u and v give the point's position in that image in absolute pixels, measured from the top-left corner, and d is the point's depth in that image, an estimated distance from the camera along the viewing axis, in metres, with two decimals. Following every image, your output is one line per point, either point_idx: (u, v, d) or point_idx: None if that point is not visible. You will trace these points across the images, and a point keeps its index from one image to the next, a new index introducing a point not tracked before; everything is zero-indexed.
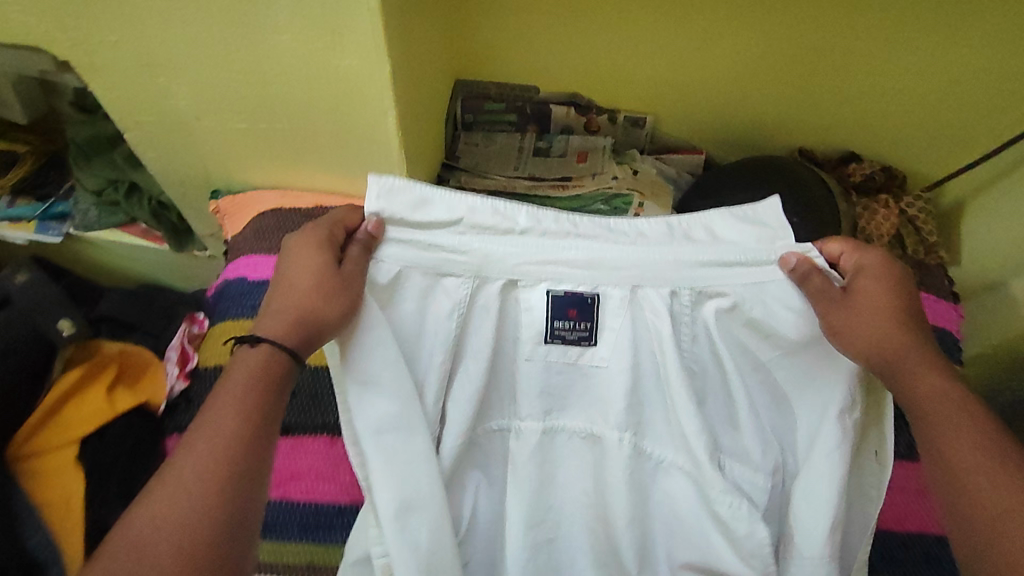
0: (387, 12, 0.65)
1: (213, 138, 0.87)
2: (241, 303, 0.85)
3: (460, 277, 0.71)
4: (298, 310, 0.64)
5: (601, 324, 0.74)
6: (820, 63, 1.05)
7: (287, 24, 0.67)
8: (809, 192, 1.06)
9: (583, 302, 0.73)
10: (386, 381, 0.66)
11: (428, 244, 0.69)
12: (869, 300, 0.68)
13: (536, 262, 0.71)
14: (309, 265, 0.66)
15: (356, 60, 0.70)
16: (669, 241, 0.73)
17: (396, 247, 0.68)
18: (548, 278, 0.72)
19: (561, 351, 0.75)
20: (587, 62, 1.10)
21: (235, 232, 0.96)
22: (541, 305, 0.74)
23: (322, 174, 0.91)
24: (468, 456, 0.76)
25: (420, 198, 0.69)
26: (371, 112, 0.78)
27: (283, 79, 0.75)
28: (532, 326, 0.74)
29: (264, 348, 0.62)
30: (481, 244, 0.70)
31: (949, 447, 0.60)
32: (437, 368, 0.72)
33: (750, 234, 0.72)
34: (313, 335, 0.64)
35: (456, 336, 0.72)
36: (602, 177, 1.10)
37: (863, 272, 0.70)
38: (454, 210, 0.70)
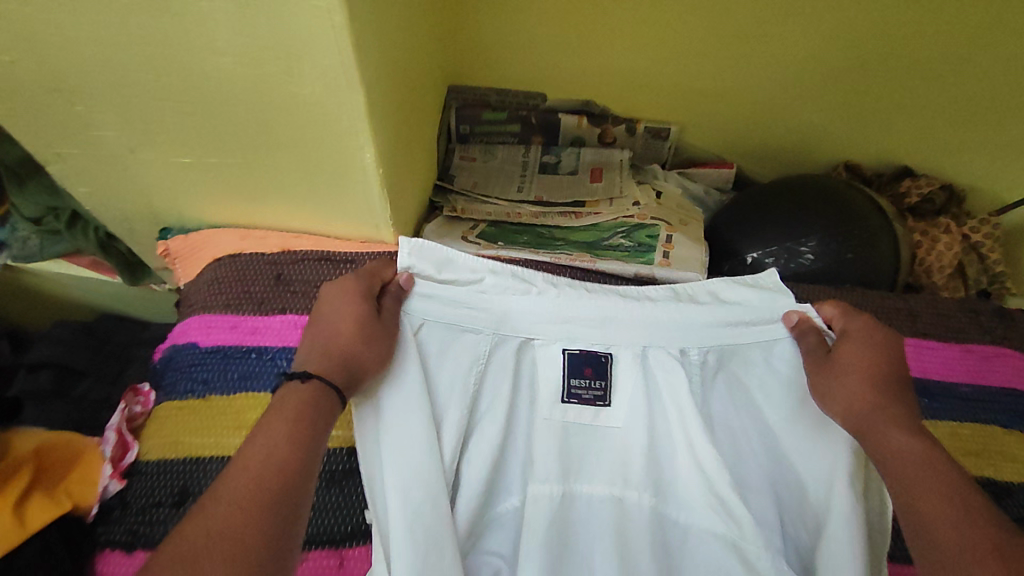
0: (359, 28, 0.50)
1: (155, 172, 0.72)
2: (189, 376, 0.72)
3: (481, 333, 0.66)
4: (338, 353, 0.58)
5: (615, 385, 0.68)
6: (875, 64, 0.90)
7: (229, 43, 0.51)
8: (868, 217, 0.88)
9: (598, 361, 0.68)
10: (406, 452, 0.59)
11: (450, 301, 0.65)
12: (847, 358, 0.61)
13: (552, 322, 0.68)
14: (347, 309, 0.61)
15: (322, 90, 0.54)
16: (675, 304, 0.68)
17: (428, 302, 0.65)
18: (561, 336, 0.68)
19: (581, 413, 0.68)
20: (603, 65, 0.95)
21: (190, 279, 0.82)
22: (557, 367, 0.68)
23: (288, 213, 0.76)
24: (481, 531, 0.67)
25: (443, 258, 0.66)
26: (344, 149, 0.62)
27: (231, 109, 0.59)
28: (548, 385, 0.69)
29: (314, 387, 0.55)
30: (502, 301, 0.67)
31: (920, 509, 0.51)
32: (450, 429, 0.64)
33: (755, 296, 0.68)
34: (353, 378, 0.58)
35: (473, 396, 0.66)
36: (621, 203, 0.93)
37: (847, 333, 0.63)
38: (477, 269, 0.66)
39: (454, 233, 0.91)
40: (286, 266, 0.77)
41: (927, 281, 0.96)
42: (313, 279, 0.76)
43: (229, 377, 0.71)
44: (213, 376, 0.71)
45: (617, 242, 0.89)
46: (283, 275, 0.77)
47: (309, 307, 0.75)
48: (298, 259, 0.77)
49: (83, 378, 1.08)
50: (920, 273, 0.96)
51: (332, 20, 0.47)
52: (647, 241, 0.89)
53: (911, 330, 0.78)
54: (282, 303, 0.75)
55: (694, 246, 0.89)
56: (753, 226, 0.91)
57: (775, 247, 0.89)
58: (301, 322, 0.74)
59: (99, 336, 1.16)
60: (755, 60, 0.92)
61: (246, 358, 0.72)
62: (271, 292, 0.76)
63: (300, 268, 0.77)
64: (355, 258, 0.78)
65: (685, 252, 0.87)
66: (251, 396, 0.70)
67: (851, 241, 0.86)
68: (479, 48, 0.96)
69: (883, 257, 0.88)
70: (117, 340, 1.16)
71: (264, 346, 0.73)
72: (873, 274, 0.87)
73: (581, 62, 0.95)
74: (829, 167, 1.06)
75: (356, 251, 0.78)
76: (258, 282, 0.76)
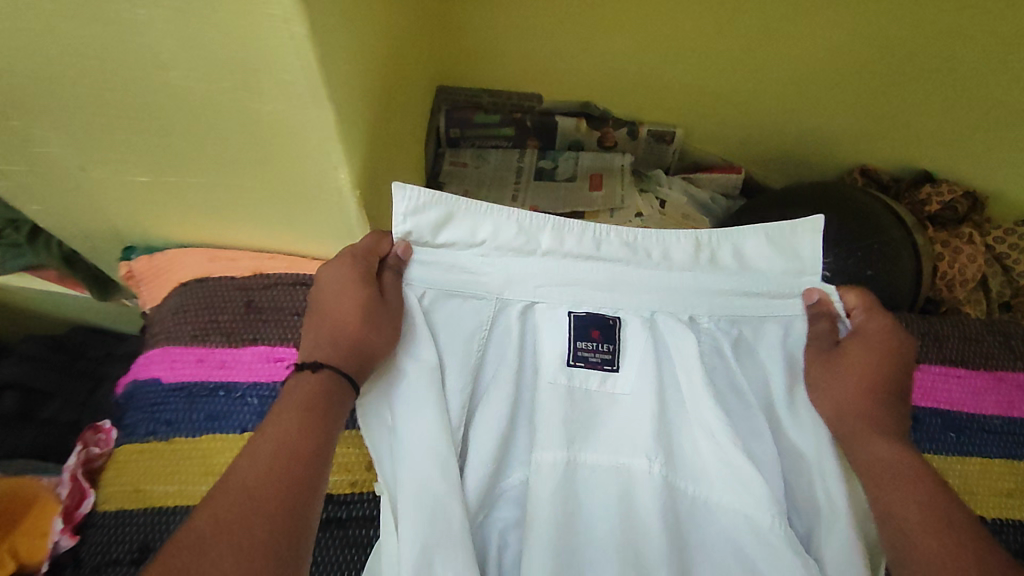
0: (323, 40, 0.43)
1: (111, 191, 0.65)
2: (152, 416, 0.67)
3: (482, 298, 0.58)
4: (343, 338, 0.53)
5: (625, 349, 0.60)
6: (896, 63, 0.84)
7: (175, 57, 0.44)
8: (889, 231, 0.81)
9: (607, 324, 0.60)
10: (400, 439, 0.53)
11: (446, 265, 0.58)
12: (858, 354, 0.59)
13: (558, 287, 0.59)
14: (343, 294, 0.55)
15: (285, 107, 0.48)
16: (694, 264, 0.60)
17: (423, 267, 0.57)
18: (566, 297, 0.59)
19: (587, 378, 0.59)
20: (604, 64, 0.88)
21: (156, 302, 0.76)
22: (560, 329, 0.59)
23: (260, 233, 0.69)
24: (485, 500, 0.57)
25: (444, 213, 0.56)
26: (315, 172, 0.56)
27: (185, 127, 0.52)
28: (552, 347, 0.59)
29: (322, 377, 0.52)
30: (503, 264, 0.58)
31: (895, 510, 0.52)
32: (455, 395, 0.57)
33: (780, 267, 0.61)
34: (364, 366, 0.53)
35: (477, 358, 0.58)
36: (622, 214, 0.88)
37: (861, 332, 0.61)
38: (477, 226, 0.57)
39: None
40: (258, 292, 0.72)
41: (948, 296, 0.89)
42: (286, 307, 0.71)
43: (194, 418, 0.66)
44: (177, 416, 0.66)
45: None
46: (255, 301, 0.71)
47: (281, 338, 0.70)
48: (269, 286, 0.72)
49: (50, 400, 1.01)
50: (940, 286, 0.89)
51: (289, 32, 0.40)
52: None
53: (936, 357, 0.72)
54: (253, 333, 0.70)
55: None
56: None
57: None
58: (272, 355, 0.69)
59: (71, 351, 1.09)
60: (768, 59, 0.86)
61: (213, 396, 0.67)
62: (240, 322, 0.71)
63: (270, 294, 0.72)
64: None
65: None
66: (218, 438, 0.66)
67: (868, 256, 0.80)
68: (470, 45, 0.89)
69: (906, 273, 0.81)
70: (88, 355, 1.09)
71: (232, 382, 0.68)
72: (894, 290, 0.81)
73: (580, 62, 0.88)
74: (843, 172, 1.00)
75: None
76: (228, 310, 0.71)
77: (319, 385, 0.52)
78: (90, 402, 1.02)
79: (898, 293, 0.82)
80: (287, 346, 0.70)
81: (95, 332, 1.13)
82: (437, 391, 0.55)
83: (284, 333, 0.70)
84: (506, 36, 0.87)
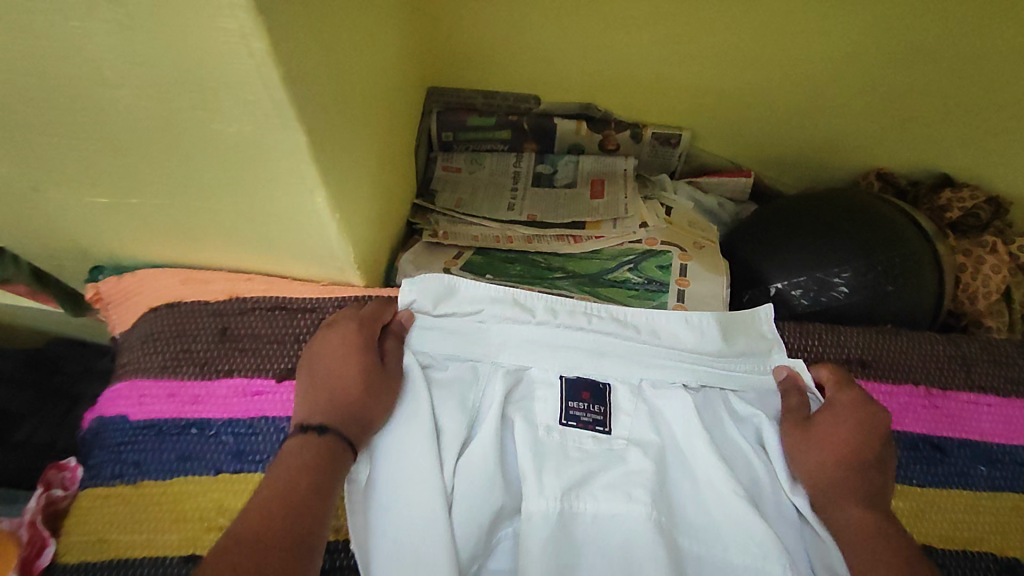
0: (290, 56, 0.37)
1: (70, 213, 0.58)
2: (119, 457, 0.62)
3: (481, 369, 0.64)
4: (340, 398, 0.56)
5: (616, 412, 0.63)
6: (920, 60, 0.78)
7: (120, 73, 0.38)
8: (912, 242, 0.76)
9: (598, 388, 0.64)
10: (399, 498, 0.56)
11: (449, 335, 0.65)
12: (830, 422, 0.59)
13: (550, 353, 0.65)
14: (342, 362, 0.58)
15: (252, 130, 0.41)
16: (679, 332, 0.67)
17: (425, 338, 0.64)
18: (556, 363, 0.65)
19: (580, 438, 0.61)
20: (607, 63, 0.82)
21: (124, 328, 0.70)
22: (552, 392, 0.64)
23: (234, 256, 0.63)
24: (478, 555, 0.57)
25: (448, 284, 0.65)
26: (291, 198, 0.50)
27: (141, 150, 0.46)
28: (545, 410, 0.63)
29: (326, 439, 0.53)
30: (498, 331, 0.65)
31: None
32: (448, 447, 0.59)
33: (756, 343, 0.67)
34: (360, 426, 0.56)
35: (470, 418, 0.61)
36: (626, 223, 0.81)
37: (833, 403, 0.61)
38: (476, 301, 0.65)
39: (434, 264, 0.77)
40: (233, 318, 0.66)
41: (970, 309, 0.84)
42: (265, 333, 0.66)
43: (164, 459, 0.61)
44: (146, 457, 0.61)
45: (623, 275, 0.78)
46: (230, 329, 0.66)
47: (259, 369, 0.65)
48: (247, 312, 0.66)
49: (23, 422, 0.92)
50: (961, 298, 0.85)
51: (248, 48, 0.34)
52: (655, 272, 0.77)
53: (963, 383, 0.68)
54: (228, 364, 0.65)
55: (712, 277, 0.77)
56: (779, 249, 0.79)
57: (806, 277, 0.76)
58: (249, 389, 0.64)
59: (45, 367, 0.99)
60: (785, 57, 0.80)
61: (184, 435, 0.62)
62: (216, 352, 0.65)
63: (248, 320, 0.66)
64: (314, 306, 0.66)
65: (702, 287, 0.76)
66: (189, 481, 0.61)
67: (892, 271, 0.74)
68: (463, 43, 0.82)
69: (928, 288, 0.77)
70: (64, 371, 1.00)
71: (206, 419, 0.63)
72: (915, 307, 0.76)
73: (582, 60, 0.82)
74: (859, 174, 0.94)
75: (317, 297, 0.67)
76: (201, 339, 0.66)
77: (318, 452, 0.53)
78: (67, 422, 0.93)
79: (919, 309, 0.77)
80: (265, 378, 0.64)
81: (64, 342, 1.02)
82: (433, 451, 0.57)
83: (262, 363, 0.65)
84: (502, 32, 0.80)
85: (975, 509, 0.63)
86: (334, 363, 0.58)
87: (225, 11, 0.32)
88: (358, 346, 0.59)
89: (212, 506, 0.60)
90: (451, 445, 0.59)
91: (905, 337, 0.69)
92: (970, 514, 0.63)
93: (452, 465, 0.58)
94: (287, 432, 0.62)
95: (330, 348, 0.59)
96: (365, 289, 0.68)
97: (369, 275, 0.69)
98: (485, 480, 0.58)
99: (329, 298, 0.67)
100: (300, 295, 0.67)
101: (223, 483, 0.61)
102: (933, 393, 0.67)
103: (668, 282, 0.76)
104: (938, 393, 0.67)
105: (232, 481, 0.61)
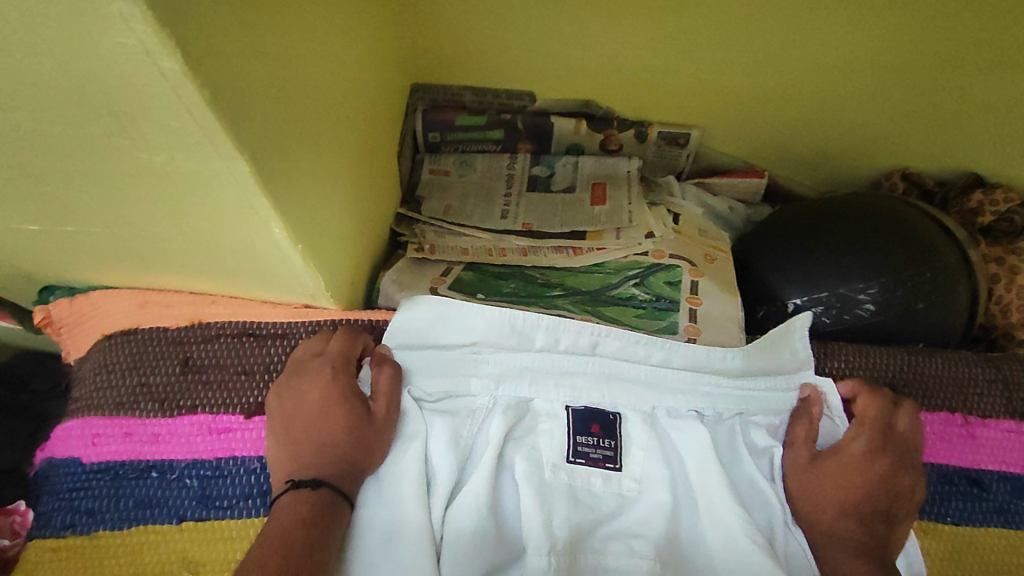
0: (215, 72, 0.30)
1: (3, 238, 0.52)
2: (71, 505, 0.55)
3: (479, 403, 0.57)
4: (329, 446, 0.51)
5: (628, 447, 0.56)
6: (950, 52, 0.71)
7: (18, 94, 0.32)
8: (943, 253, 0.70)
9: (608, 419, 0.57)
10: (390, 556, 0.50)
11: (441, 367, 0.58)
12: (838, 468, 0.54)
13: (554, 381, 0.59)
14: (326, 405, 0.53)
15: (183, 157, 0.35)
16: (697, 358, 0.60)
17: (422, 370, 0.58)
18: (562, 393, 0.58)
19: (588, 478, 0.55)
20: (606, 57, 0.75)
21: (80, 356, 0.63)
22: (558, 425, 0.57)
23: (193, 280, 0.57)
24: None
25: (439, 306, 0.58)
26: (244, 228, 0.43)
27: (62, 176, 0.39)
28: (550, 446, 0.56)
29: (321, 494, 0.49)
30: (495, 359, 0.59)
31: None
32: (439, 492, 0.53)
33: (777, 363, 0.61)
34: (351, 475, 0.51)
35: (463, 456, 0.54)
36: (630, 234, 0.75)
37: (843, 447, 0.55)
38: (468, 328, 0.59)
39: (420, 283, 0.70)
40: (195, 347, 0.59)
41: (1001, 322, 0.78)
42: (230, 364, 0.58)
43: (121, 507, 0.55)
44: (101, 504, 0.55)
45: (628, 290, 0.71)
46: (192, 359, 0.59)
47: (225, 405, 0.57)
48: (209, 340, 0.59)
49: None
50: (992, 310, 0.79)
51: (156, 68, 0.28)
52: (664, 288, 0.71)
53: (1003, 410, 0.61)
54: (191, 399, 0.58)
55: (725, 296, 0.71)
56: (794, 260, 0.73)
57: (826, 294, 0.70)
58: (215, 427, 0.57)
59: (14, 383, 0.84)
60: (800, 51, 0.73)
61: (143, 479, 0.56)
62: (175, 386, 0.58)
63: (211, 350, 0.59)
64: (285, 331, 0.59)
65: (715, 306, 0.70)
66: (149, 531, 0.54)
67: (921, 287, 0.68)
68: (449, 38, 0.75)
69: (960, 303, 0.70)
70: (33, 388, 0.84)
71: (167, 461, 0.56)
72: (945, 324, 0.70)
73: (578, 54, 0.75)
74: (881, 174, 0.86)
75: (288, 321, 0.59)
76: (160, 371, 0.58)
77: (313, 505, 0.48)
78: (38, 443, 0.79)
79: (950, 326, 0.71)
80: (231, 414, 0.57)
81: (34, 356, 0.86)
82: (422, 498, 0.51)
83: (229, 397, 0.57)
84: (491, 25, 0.73)
85: (1016, 551, 0.57)
86: (316, 404, 0.53)
87: (119, 24, 0.27)
88: (341, 385, 0.54)
89: (175, 559, 0.53)
90: (441, 489, 0.52)
91: (946, 355, 0.62)
92: (1010, 557, 0.57)
93: (443, 513, 0.52)
94: (258, 474, 0.55)
95: (310, 389, 0.54)
96: (342, 313, 0.60)
97: (349, 297, 0.62)
98: (483, 528, 0.51)
99: (302, 323, 0.59)
100: (269, 318, 0.59)
101: (187, 532, 0.54)
102: (972, 422, 0.60)
103: (678, 300, 0.70)
104: (976, 422, 0.60)
105: (197, 530, 0.54)
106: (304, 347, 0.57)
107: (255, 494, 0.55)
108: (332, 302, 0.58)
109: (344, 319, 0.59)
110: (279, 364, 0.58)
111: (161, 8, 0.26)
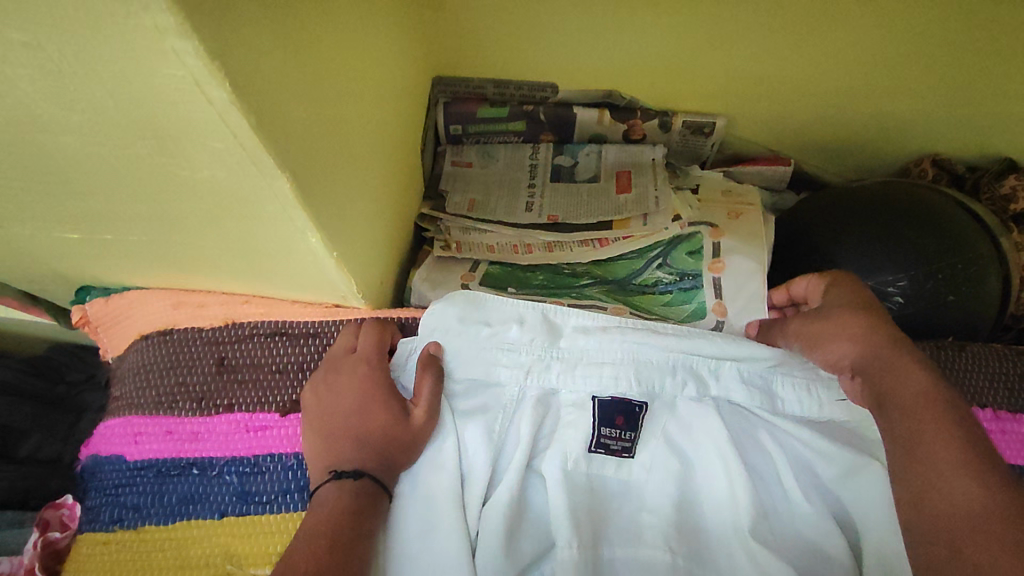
0: (258, 98, 0.31)
1: (40, 245, 0.53)
2: (117, 502, 0.58)
3: (507, 392, 0.57)
4: (369, 441, 0.52)
5: (647, 437, 0.56)
6: (985, 37, 0.69)
7: (64, 117, 0.32)
8: (976, 242, 0.69)
9: (633, 410, 0.56)
10: (424, 547, 0.51)
11: (473, 354, 0.58)
12: (842, 293, 0.57)
13: (580, 372, 0.57)
14: (363, 403, 0.54)
15: (223, 174, 0.36)
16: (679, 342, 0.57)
17: (454, 365, 0.58)
18: (588, 383, 0.57)
19: (604, 465, 0.55)
20: (630, 48, 0.74)
21: (117, 354, 0.65)
22: (583, 415, 0.56)
23: (223, 281, 0.57)
24: None
25: (473, 298, 0.58)
26: (278, 235, 0.44)
27: (103, 190, 0.40)
28: (573, 438, 0.56)
29: (362, 485, 0.50)
30: (527, 350, 0.58)
31: (924, 498, 0.46)
32: (474, 486, 0.54)
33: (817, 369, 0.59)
34: (388, 467, 0.52)
35: (491, 451, 0.55)
36: (657, 220, 0.73)
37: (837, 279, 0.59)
38: (503, 321, 0.58)
39: (451, 280, 0.72)
40: (229, 347, 0.60)
41: None
42: (265, 364, 0.59)
43: (165, 503, 0.57)
44: (145, 500, 0.57)
45: (653, 275, 0.73)
46: (227, 360, 0.60)
47: (260, 404, 0.58)
48: (242, 338, 0.60)
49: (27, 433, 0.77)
50: None
51: (205, 96, 0.29)
52: (685, 260, 0.72)
53: None
54: (228, 398, 0.59)
55: (748, 253, 0.71)
56: (823, 249, 0.73)
57: None
58: (252, 425, 0.58)
59: (49, 375, 0.85)
60: (830, 38, 0.71)
61: (185, 476, 0.57)
62: (210, 386, 0.59)
63: (246, 349, 0.60)
64: (317, 330, 0.60)
65: (739, 269, 0.70)
66: (192, 526, 0.56)
67: (952, 276, 0.67)
68: (472, 29, 0.74)
69: (992, 293, 0.69)
70: (69, 379, 0.86)
71: (207, 458, 0.58)
72: (977, 313, 0.69)
73: (602, 46, 0.74)
74: (909, 160, 0.85)
75: (319, 321, 0.60)
76: (197, 372, 0.60)
77: (357, 498, 0.50)
78: (76, 433, 0.80)
79: (984, 315, 0.70)
80: (268, 411, 0.58)
81: (67, 349, 0.88)
82: (456, 493, 0.53)
83: (264, 395, 0.59)
84: (513, 16, 0.72)
85: None
86: (353, 392, 0.55)
87: (171, 58, 0.27)
88: (383, 379, 0.56)
89: (218, 552, 0.55)
90: (476, 484, 0.53)
91: (976, 345, 0.62)
92: None
93: (477, 508, 0.53)
94: (295, 470, 0.57)
95: (346, 387, 0.55)
96: (371, 312, 0.60)
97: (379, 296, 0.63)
98: (516, 519, 0.53)
99: (333, 321, 0.60)
100: (301, 318, 0.60)
101: (228, 526, 0.56)
102: (1002, 416, 0.60)
103: (701, 271, 0.71)
104: (1006, 416, 0.60)
105: (238, 524, 0.56)
106: (361, 333, 0.58)
107: (293, 489, 0.56)
108: (362, 303, 0.59)
109: (373, 316, 0.60)
110: (313, 363, 0.59)
111: (213, 42, 0.27)
